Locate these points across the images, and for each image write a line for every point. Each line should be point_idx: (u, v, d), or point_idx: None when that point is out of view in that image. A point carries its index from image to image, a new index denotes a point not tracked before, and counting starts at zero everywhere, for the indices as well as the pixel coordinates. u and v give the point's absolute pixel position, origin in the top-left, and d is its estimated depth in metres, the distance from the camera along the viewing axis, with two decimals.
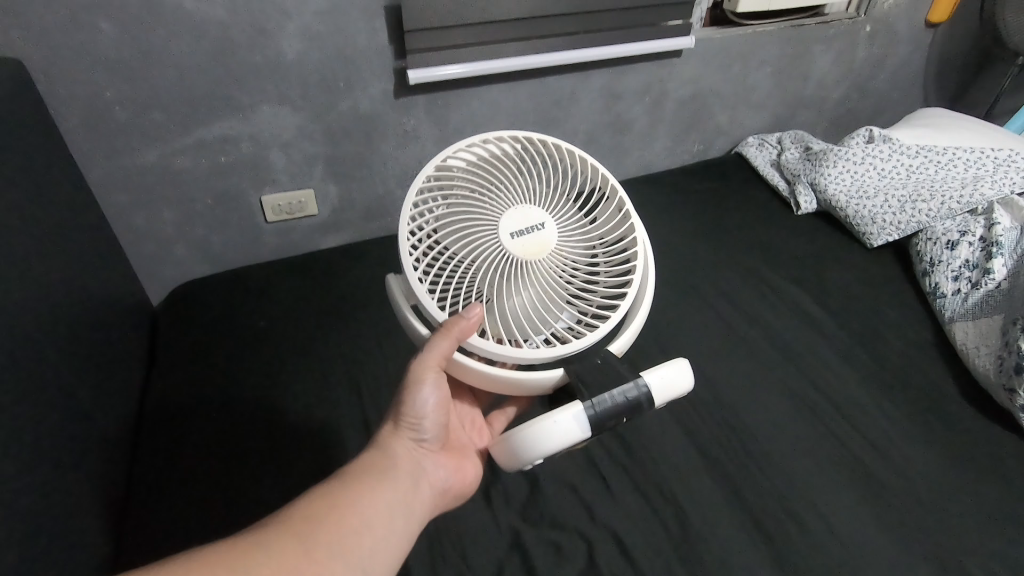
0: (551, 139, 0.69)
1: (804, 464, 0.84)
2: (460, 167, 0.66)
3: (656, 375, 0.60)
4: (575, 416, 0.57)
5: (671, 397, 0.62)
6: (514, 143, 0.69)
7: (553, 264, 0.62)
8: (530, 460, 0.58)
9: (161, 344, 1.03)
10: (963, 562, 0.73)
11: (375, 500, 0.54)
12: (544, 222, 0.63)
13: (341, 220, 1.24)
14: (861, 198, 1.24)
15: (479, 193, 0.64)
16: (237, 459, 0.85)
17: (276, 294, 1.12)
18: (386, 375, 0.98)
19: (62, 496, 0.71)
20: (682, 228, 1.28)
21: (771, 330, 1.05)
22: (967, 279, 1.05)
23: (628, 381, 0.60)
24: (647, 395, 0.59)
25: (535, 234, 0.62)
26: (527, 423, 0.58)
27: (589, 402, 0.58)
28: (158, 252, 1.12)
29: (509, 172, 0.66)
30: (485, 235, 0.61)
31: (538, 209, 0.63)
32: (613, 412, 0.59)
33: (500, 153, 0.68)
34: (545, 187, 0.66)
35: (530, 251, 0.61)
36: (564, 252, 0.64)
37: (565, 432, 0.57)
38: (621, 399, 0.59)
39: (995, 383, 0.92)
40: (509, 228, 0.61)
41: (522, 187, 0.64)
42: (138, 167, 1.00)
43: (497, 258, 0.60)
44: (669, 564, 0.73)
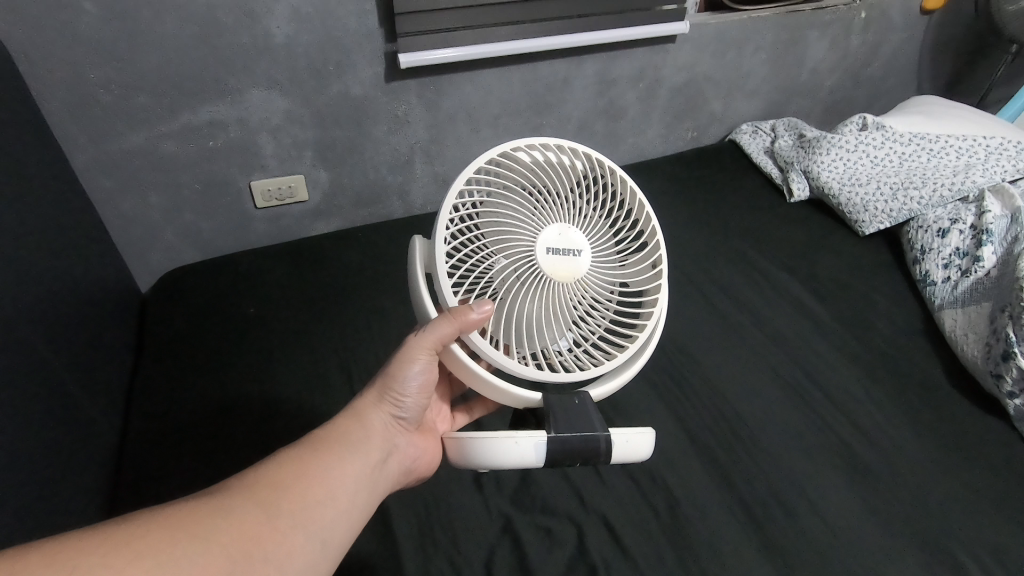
0: (620, 175, 0.66)
1: (793, 449, 0.85)
2: (526, 163, 0.63)
3: (620, 435, 0.57)
4: (536, 444, 0.55)
5: (629, 459, 0.59)
6: (586, 161, 0.65)
7: (573, 290, 0.60)
8: (479, 465, 0.57)
9: (149, 331, 1.02)
10: (947, 545, 0.75)
11: (345, 474, 0.53)
12: (583, 249, 0.60)
13: (332, 206, 1.23)
14: (854, 185, 1.25)
15: (530, 197, 0.61)
16: (226, 445, 0.85)
17: (265, 281, 1.11)
18: (377, 362, 0.97)
19: (42, 486, 0.70)
20: (675, 215, 1.28)
21: (762, 317, 1.05)
22: (957, 266, 1.05)
23: (592, 428, 0.57)
24: (608, 447, 0.56)
25: (569, 258, 0.59)
26: (486, 433, 0.56)
27: (553, 434, 0.56)
28: (146, 238, 1.11)
29: (566, 189, 0.63)
30: (519, 240, 0.58)
31: (581, 236, 0.60)
32: (570, 453, 0.56)
33: (566, 166, 0.64)
34: (594, 215, 0.63)
35: (556, 273, 0.58)
36: (589, 284, 0.61)
37: (520, 456, 0.55)
38: (583, 443, 0.56)
39: (982, 370, 0.92)
40: (546, 242, 0.59)
41: (574, 207, 0.62)
42: (123, 152, 0.98)
43: (524, 269, 0.58)
44: (659, 548, 0.73)
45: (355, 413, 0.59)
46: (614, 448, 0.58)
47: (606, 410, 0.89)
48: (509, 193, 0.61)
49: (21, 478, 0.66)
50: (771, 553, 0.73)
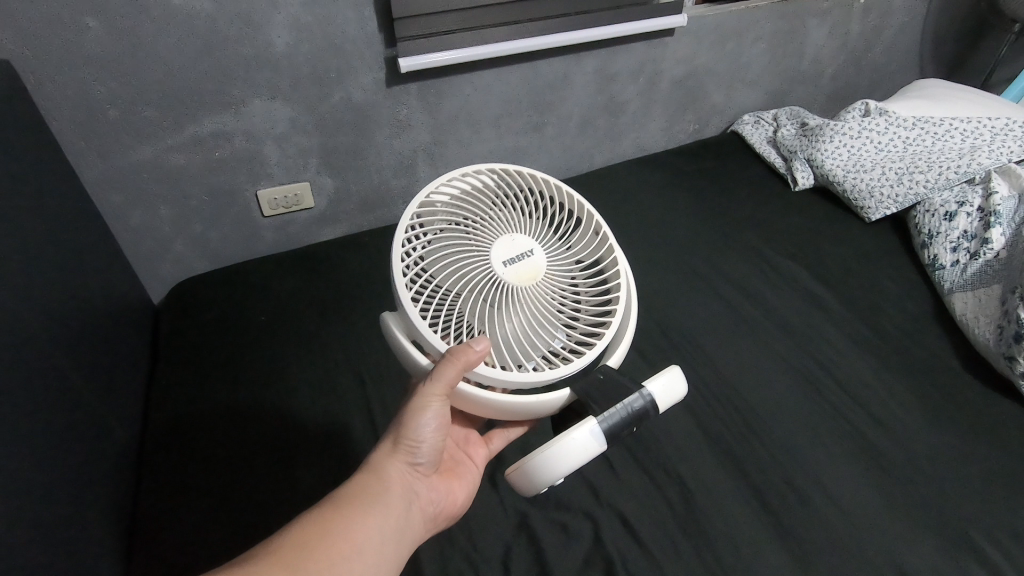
0: (524, 170, 0.74)
1: (805, 436, 0.85)
2: (443, 201, 0.70)
3: (658, 384, 0.62)
4: (591, 432, 0.57)
5: (670, 403, 0.63)
6: (493, 175, 0.74)
7: (543, 288, 0.65)
8: (550, 480, 0.57)
9: (162, 343, 1.03)
10: (962, 528, 0.75)
11: (367, 529, 0.56)
12: (533, 249, 0.66)
13: (338, 211, 1.24)
14: (858, 171, 1.24)
15: (466, 227, 0.67)
16: (245, 457, 0.86)
17: (275, 289, 1.12)
18: (389, 364, 0.98)
19: (68, 502, 0.71)
20: (679, 208, 1.28)
21: (770, 306, 1.05)
22: (966, 249, 1.05)
23: (633, 392, 0.61)
24: (655, 402, 0.61)
25: (526, 260, 0.65)
26: (545, 446, 0.57)
27: (600, 418, 0.58)
28: (157, 249, 1.12)
29: (488, 204, 0.70)
30: (477, 265, 0.64)
31: (525, 238, 0.67)
32: (624, 423, 0.59)
33: (475, 189, 0.72)
34: (526, 216, 0.70)
35: (520, 277, 0.64)
36: (552, 277, 0.67)
37: (583, 449, 0.57)
38: (628, 411, 0.59)
39: (994, 352, 0.92)
40: (499, 258, 0.64)
41: (506, 217, 0.69)
42: (133, 165, 1.00)
43: (494, 287, 0.63)
44: (674, 541, 0.74)
45: (374, 467, 0.61)
46: (659, 399, 0.62)
47: None
48: (445, 232, 0.67)
49: (49, 495, 0.68)
50: (788, 542, 0.74)
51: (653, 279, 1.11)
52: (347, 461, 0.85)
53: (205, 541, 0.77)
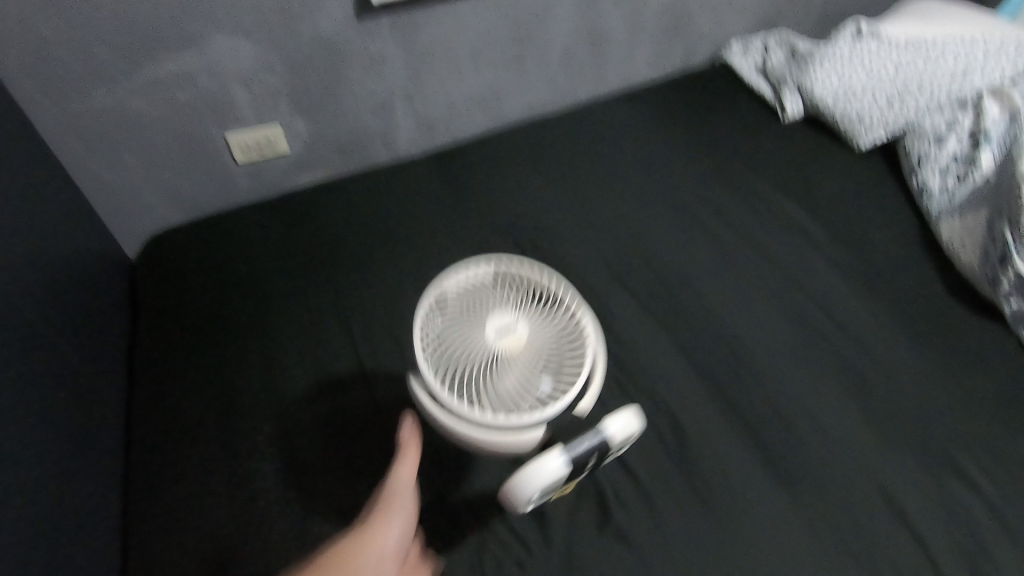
0: (518, 262, 0.69)
1: (792, 365, 0.86)
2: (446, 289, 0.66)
3: (615, 425, 0.59)
4: (555, 459, 0.56)
5: (625, 439, 0.61)
6: (490, 262, 0.69)
7: (529, 367, 0.63)
8: (519, 502, 0.56)
9: (141, 295, 1.01)
10: (943, 448, 0.77)
11: None
12: (523, 334, 0.64)
13: (314, 155, 1.19)
14: (849, 98, 1.20)
15: (464, 321, 0.65)
16: (228, 409, 0.85)
17: (253, 235, 1.08)
18: (376, 308, 0.96)
19: (48, 470, 0.72)
20: (667, 141, 1.25)
21: (760, 240, 1.04)
22: (955, 173, 1.03)
23: (589, 434, 0.58)
24: (611, 440, 0.59)
25: (513, 338, 0.64)
26: (517, 470, 0.56)
27: (566, 446, 0.57)
28: (125, 201, 1.08)
29: (487, 303, 0.67)
30: (474, 358, 0.62)
31: (516, 317, 0.65)
32: (586, 454, 0.58)
33: (474, 279, 0.68)
34: (522, 312, 0.67)
35: (517, 358, 0.63)
36: (540, 355, 0.64)
37: (547, 475, 0.55)
38: (587, 448, 0.58)
39: (980, 275, 0.93)
40: (498, 327, 0.64)
41: (504, 310, 0.66)
42: (91, 112, 0.95)
43: (492, 380, 0.62)
44: (665, 471, 0.75)
45: (385, 492, 0.62)
46: (614, 435, 0.60)
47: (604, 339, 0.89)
48: (447, 328, 0.64)
49: (20, 459, 0.67)
50: (773, 468, 0.75)
51: (641, 216, 1.09)
52: (339, 410, 0.84)
53: (192, 494, 0.78)
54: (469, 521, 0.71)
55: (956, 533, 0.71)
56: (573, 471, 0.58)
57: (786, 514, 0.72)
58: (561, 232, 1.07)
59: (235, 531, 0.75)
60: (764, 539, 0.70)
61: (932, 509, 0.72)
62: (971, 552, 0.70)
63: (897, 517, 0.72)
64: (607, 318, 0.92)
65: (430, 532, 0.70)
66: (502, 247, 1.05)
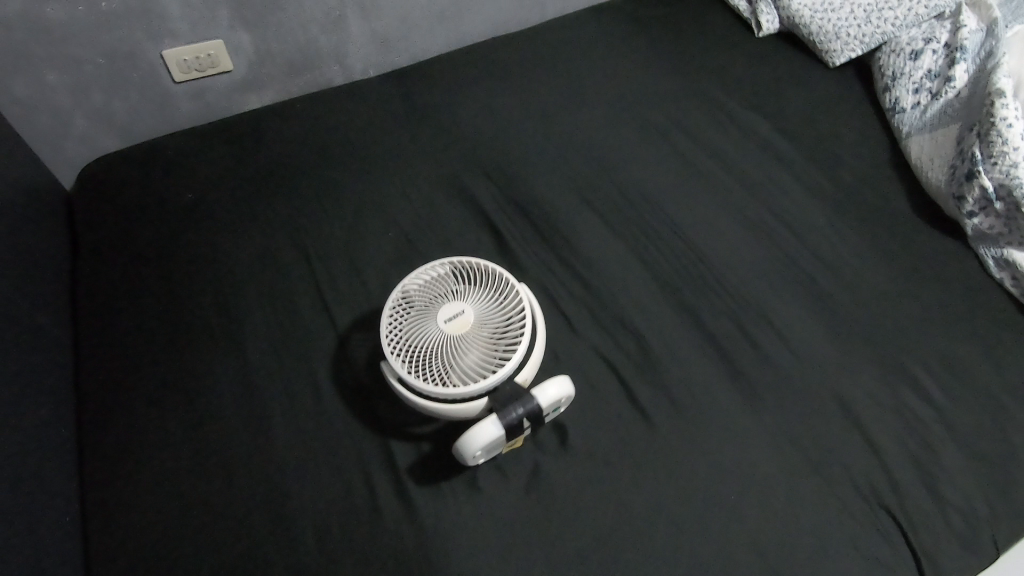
0: (472, 265, 0.74)
1: (758, 284, 0.86)
2: (410, 291, 0.72)
3: (544, 394, 0.64)
4: (493, 424, 0.63)
5: (562, 404, 0.67)
6: (448, 268, 0.74)
7: (476, 339, 0.68)
8: (470, 456, 0.64)
9: (82, 224, 0.94)
10: (901, 359, 0.78)
11: None
12: (471, 318, 0.69)
13: (263, 75, 1.10)
14: (827, 10, 1.16)
15: (421, 308, 0.71)
16: (183, 330, 0.80)
17: (200, 160, 1.01)
18: (333, 235, 0.91)
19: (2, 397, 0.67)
20: (638, 58, 1.20)
21: (729, 160, 1.03)
22: (928, 90, 1.02)
23: (523, 398, 0.64)
24: (540, 401, 0.64)
25: (462, 325, 0.69)
26: (464, 431, 0.63)
27: (501, 415, 0.63)
28: (55, 125, 0.99)
29: (444, 293, 0.72)
30: (427, 335, 0.68)
31: (466, 307, 0.70)
32: (522, 419, 0.64)
33: (433, 279, 0.74)
34: (472, 295, 0.72)
35: (467, 338, 0.68)
36: (487, 326, 0.69)
37: (486, 434, 0.62)
38: (523, 413, 0.64)
39: (945, 194, 0.92)
40: (447, 314, 0.69)
41: (457, 297, 0.71)
42: (1, 20, 0.85)
43: (445, 353, 0.67)
44: (631, 388, 0.75)
45: None
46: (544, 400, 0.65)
47: (571, 262, 0.88)
48: (409, 312, 0.71)
49: None
50: (737, 381, 0.76)
51: (609, 136, 1.06)
52: (298, 338, 0.79)
53: (153, 416, 0.72)
54: (435, 443, 0.71)
55: (908, 438, 0.72)
56: (515, 432, 0.64)
57: (748, 423, 0.72)
58: (526, 155, 1.03)
59: (205, 450, 0.70)
60: (726, 447, 0.71)
61: (886, 416, 0.73)
62: (921, 455, 0.71)
63: (852, 423, 0.73)
64: (572, 239, 0.91)
65: (397, 454, 0.70)
66: (466, 169, 1.01)
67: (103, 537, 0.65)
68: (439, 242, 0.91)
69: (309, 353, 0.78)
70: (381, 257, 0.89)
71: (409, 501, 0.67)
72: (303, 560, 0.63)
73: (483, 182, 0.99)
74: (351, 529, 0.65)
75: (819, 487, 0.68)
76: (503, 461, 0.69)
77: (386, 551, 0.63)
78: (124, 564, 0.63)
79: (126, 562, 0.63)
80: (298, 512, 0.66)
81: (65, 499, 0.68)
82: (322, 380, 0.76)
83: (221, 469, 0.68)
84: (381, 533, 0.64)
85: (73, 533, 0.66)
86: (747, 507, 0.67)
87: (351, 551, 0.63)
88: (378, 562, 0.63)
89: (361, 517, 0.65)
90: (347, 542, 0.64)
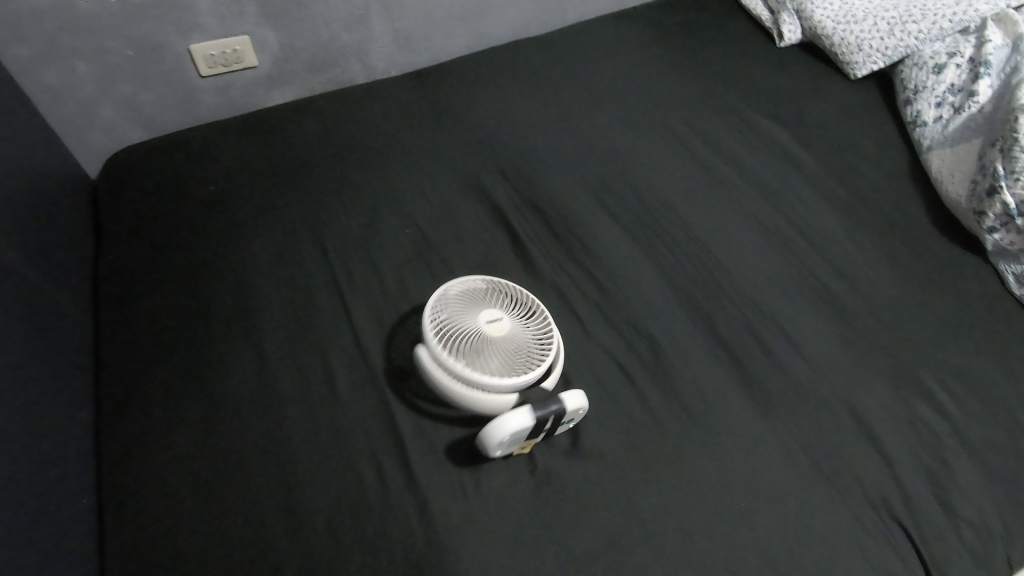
0: (511, 285, 0.77)
1: (773, 292, 0.86)
2: (451, 292, 0.73)
3: (571, 400, 0.67)
4: (522, 416, 0.64)
5: (579, 415, 0.69)
6: (488, 281, 0.76)
7: (509, 347, 0.70)
8: (495, 443, 0.64)
9: (106, 211, 0.95)
10: (916, 371, 0.78)
11: None
12: (507, 327, 0.71)
13: (287, 71, 1.12)
14: (849, 22, 1.16)
15: (461, 307, 0.72)
16: (201, 319, 0.81)
17: (223, 152, 1.02)
18: (351, 229, 0.92)
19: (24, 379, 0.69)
20: (658, 65, 1.20)
21: (746, 168, 1.03)
22: (950, 104, 1.01)
23: (551, 400, 0.66)
24: (566, 407, 0.66)
25: (498, 331, 0.70)
26: (492, 419, 0.64)
27: (531, 409, 0.65)
28: (83, 114, 1.01)
29: (481, 302, 0.74)
30: (466, 331, 0.69)
31: (504, 318, 0.72)
32: (548, 419, 0.65)
33: (471, 290, 0.75)
34: (507, 309, 0.74)
35: (501, 344, 0.70)
36: (519, 339, 0.71)
37: (515, 424, 0.63)
38: (550, 413, 0.65)
39: (966, 208, 0.91)
40: (487, 319, 0.71)
41: (494, 307, 0.73)
42: (36, 10, 0.87)
43: (480, 351, 0.68)
44: (643, 391, 0.76)
45: None
46: (568, 406, 0.67)
47: (586, 264, 0.88)
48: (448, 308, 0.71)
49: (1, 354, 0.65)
50: (750, 388, 0.76)
51: (626, 140, 1.06)
52: (315, 330, 0.80)
53: (170, 402, 0.73)
54: (447, 438, 0.71)
55: (921, 451, 0.71)
56: (538, 432, 0.66)
57: (760, 431, 0.72)
58: (544, 156, 1.03)
59: (219, 438, 0.71)
60: (738, 454, 0.70)
61: (899, 428, 0.73)
62: (934, 469, 0.70)
63: (865, 434, 0.72)
64: (588, 240, 0.91)
65: (409, 449, 0.70)
66: (483, 168, 1.02)
67: (116, 519, 0.66)
68: (456, 239, 0.91)
69: (325, 345, 0.79)
70: (398, 252, 0.90)
71: (421, 495, 0.67)
72: (314, 549, 0.63)
73: (501, 182, 1.00)
74: (362, 522, 0.65)
75: (830, 497, 0.68)
76: (514, 459, 0.70)
77: (396, 544, 0.64)
78: (136, 547, 0.64)
79: (138, 546, 0.64)
80: (310, 503, 0.66)
81: (81, 480, 0.69)
82: (337, 372, 0.76)
83: (235, 457, 0.69)
84: (392, 525, 0.65)
85: (87, 515, 0.67)
86: (758, 513, 0.67)
87: (362, 542, 0.64)
88: (388, 554, 0.63)
89: (373, 509, 0.66)
90: (358, 533, 0.64)
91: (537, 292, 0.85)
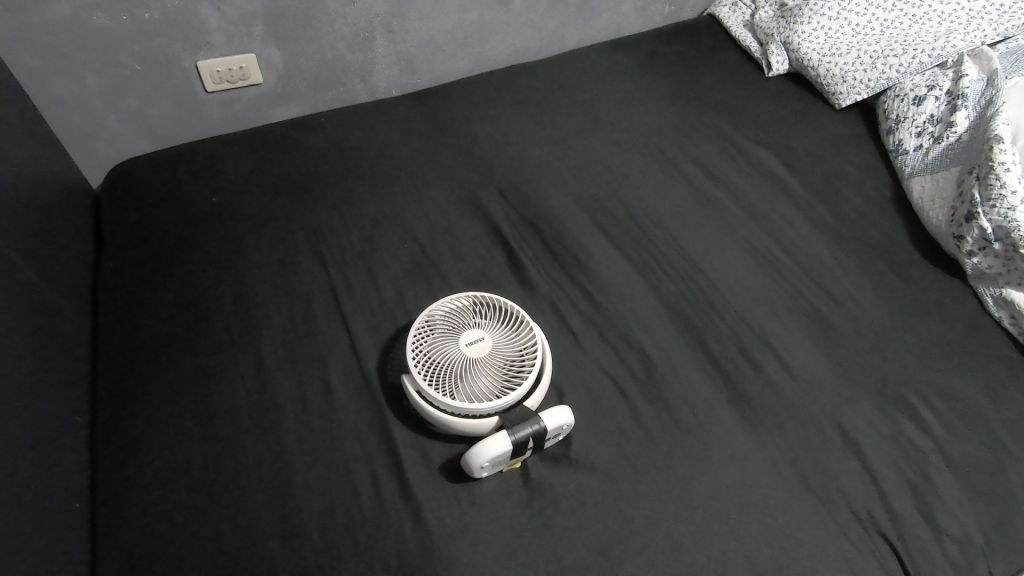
0: (496, 297, 0.78)
1: (761, 311, 0.88)
2: (436, 315, 0.76)
3: (551, 418, 0.68)
4: (501, 440, 0.66)
5: (562, 431, 0.70)
6: (473, 298, 0.79)
7: (492, 367, 0.72)
8: (478, 467, 0.66)
9: (109, 220, 0.97)
10: (899, 389, 0.80)
11: None
12: (489, 346, 0.73)
13: (290, 88, 1.15)
14: (833, 54, 1.22)
15: (443, 331, 0.74)
16: (200, 327, 0.82)
17: (226, 165, 1.05)
18: (351, 243, 0.94)
19: (29, 383, 0.69)
20: (652, 91, 1.25)
21: (737, 190, 1.06)
22: (930, 134, 1.05)
23: (530, 420, 0.68)
24: (546, 426, 0.68)
25: (480, 351, 0.73)
26: (474, 444, 0.67)
27: (510, 432, 0.67)
28: (90, 125, 1.03)
29: (465, 321, 0.76)
30: (448, 356, 0.72)
31: (486, 337, 0.74)
32: (529, 438, 0.67)
33: (456, 309, 0.78)
34: (490, 327, 0.76)
35: (483, 364, 0.72)
36: (501, 357, 0.73)
37: (495, 447, 0.66)
38: (529, 433, 0.67)
39: (945, 233, 0.95)
40: (468, 341, 0.73)
41: (477, 326, 0.75)
42: (50, 24, 0.90)
43: (463, 375, 0.71)
44: (635, 404, 0.77)
45: None
46: (549, 424, 0.68)
47: (581, 280, 0.90)
48: (433, 334, 0.74)
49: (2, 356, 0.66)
50: (739, 403, 0.78)
51: (621, 162, 1.10)
52: (313, 340, 0.82)
53: (167, 409, 0.74)
54: (442, 446, 0.72)
55: (907, 467, 0.73)
56: (519, 452, 0.68)
57: (750, 445, 0.74)
58: (541, 175, 1.06)
59: (216, 445, 0.71)
60: (727, 467, 0.72)
61: (884, 445, 0.75)
62: (919, 485, 0.72)
63: (851, 449, 0.74)
64: (583, 258, 0.93)
65: (404, 458, 0.71)
66: (482, 186, 1.04)
67: (109, 523, 0.66)
68: (454, 254, 0.93)
69: (322, 355, 0.80)
70: (397, 266, 0.91)
71: (415, 504, 0.68)
72: (308, 556, 0.64)
73: (499, 200, 1.02)
74: (357, 532, 0.65)
75: (818, 510, 0.69)
76: (507, 470, 0.71)
77: (391, 551, 0.64)
78: (129, 552, 0.64)
79: (131, 550, 0.64)
80: (305, 510, 0.67)
81: (73, 484, 0.69)
82: (335, 382, 0.77)
83: (231, 463, 0.70)
84: (386, 533, 0.65)
85: (79, 518, 0.67)
86: (748, 526, 0.68)
87: (356, 550, 0.64)
88: (382, 561, 0.63)
89: (367, 516, 0.66)
90: (352, 540, 0.65)
91: (531, 307, 0.87)
